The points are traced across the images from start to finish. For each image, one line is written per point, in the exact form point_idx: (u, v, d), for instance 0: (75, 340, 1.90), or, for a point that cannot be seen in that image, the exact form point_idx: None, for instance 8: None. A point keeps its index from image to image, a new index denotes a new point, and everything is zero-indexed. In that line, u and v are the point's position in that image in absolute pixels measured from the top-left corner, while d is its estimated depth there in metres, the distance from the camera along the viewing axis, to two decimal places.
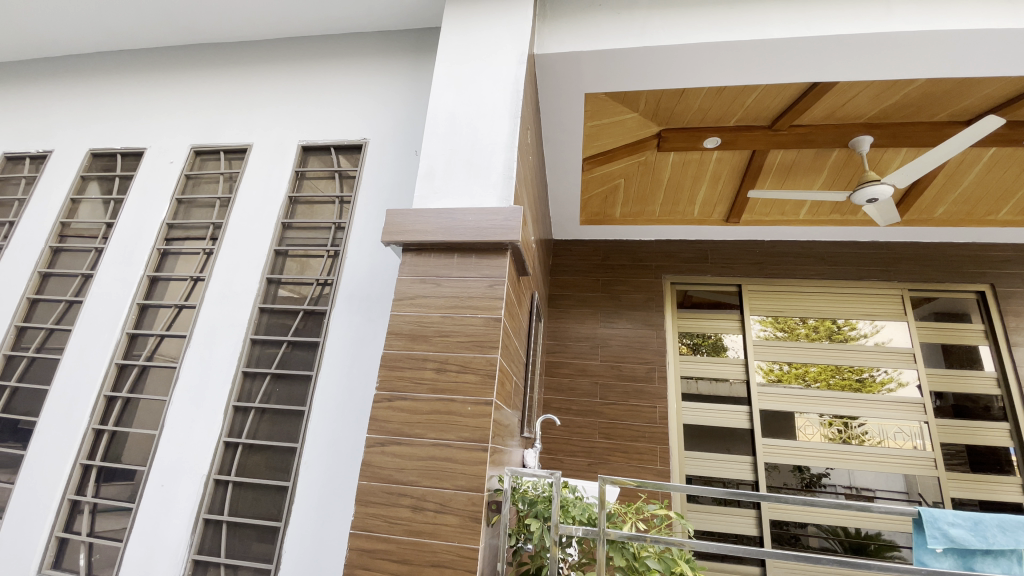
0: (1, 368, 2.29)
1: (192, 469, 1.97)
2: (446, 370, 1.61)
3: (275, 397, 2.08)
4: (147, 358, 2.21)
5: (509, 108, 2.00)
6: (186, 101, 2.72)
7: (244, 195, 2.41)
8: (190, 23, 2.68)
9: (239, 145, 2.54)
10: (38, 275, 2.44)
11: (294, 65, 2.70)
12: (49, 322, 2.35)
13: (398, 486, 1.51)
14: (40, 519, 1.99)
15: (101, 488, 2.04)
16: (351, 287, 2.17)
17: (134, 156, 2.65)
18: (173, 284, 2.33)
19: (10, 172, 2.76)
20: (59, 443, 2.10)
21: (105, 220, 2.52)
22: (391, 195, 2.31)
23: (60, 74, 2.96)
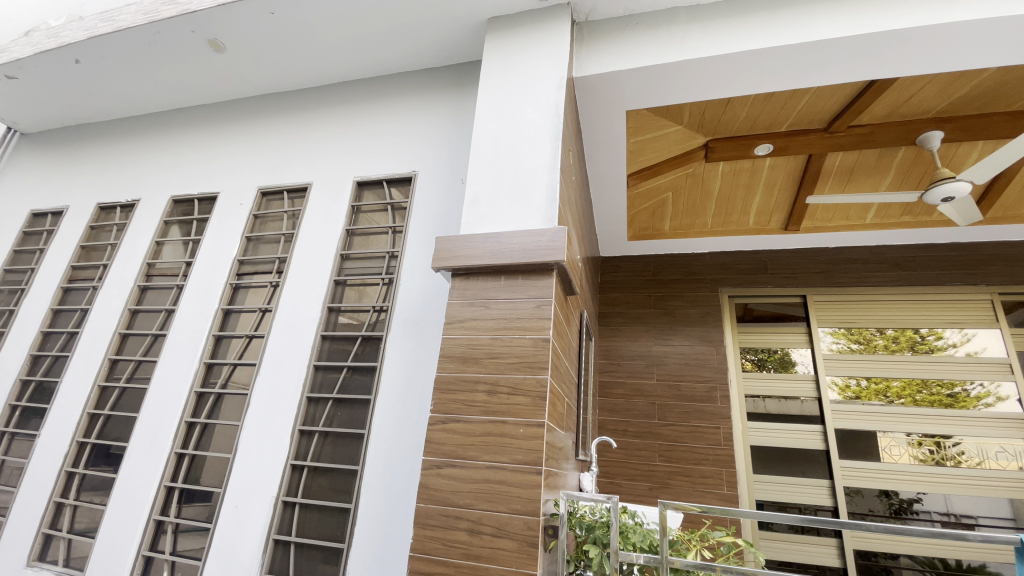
0: (96, 398, 2.52)
1: (263, 491, 2.07)
2: (497, 392, 1.62)
3: (337, 420, 2.17)
4: (222, 385, 2.37)
5: (550, 131, 2.03)
6: (253, 147, 2.96)
7: (306, 230, 2.57)
8: (255, 76, 2.93)
9: (301, 184, 2.73)
10: (128, 311, 2.69)
11: (348, 107, 2.88)
12: (138, 354, 2.58)
13: (455, 509, 1.52)
14: (128, 538, 2.14)
15: (183, 509, 2.19)
16: (405, 313, 2.25)
17: (209, 200, 2.90)
18: (244, 315, 2.51)
19: (104, 221, 3.09)
20: (146, 466, 2.27)
21: (185, 260, 2.76)
22: (439, 222, 2.39)
23: (146, 131, 3.31)
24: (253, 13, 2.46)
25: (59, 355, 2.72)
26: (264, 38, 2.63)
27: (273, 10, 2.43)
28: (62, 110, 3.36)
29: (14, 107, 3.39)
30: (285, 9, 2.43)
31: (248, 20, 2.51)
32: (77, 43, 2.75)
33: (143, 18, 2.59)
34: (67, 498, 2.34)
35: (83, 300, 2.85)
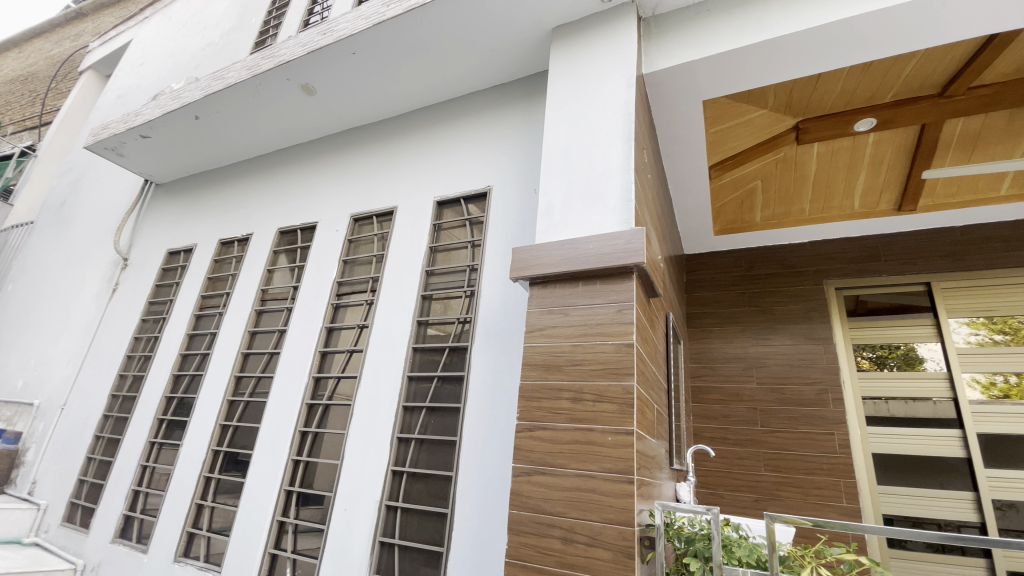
0: (226, 410, 2.86)
1: (368, 496, 2.22)
2: (582, 399, 1.61)
3: (431, 428, 2.27)
4: (329, 397, 2.59)
5: (621, 131, 1.99)
6: (344, 177, 3.22)
7: (394, 250, 2.74)
8: (342, 112, 3.19)
9: (387, 208, 2.91)
10: (248, 333, 3.03)
11: (426, 130, 3.04)
12: (258, 370, 2.89)
13: (547, 516, 1.52)
14: (257, 537, 2.39)
15: (300, 511, 2.40)
16: (488, 324, 2.31)
17: (310, 229, 3.20)
18: (345, 332, 2.72)
19: (225, 255, 3.52)
20: (268, 471, 2.53)
21: (293, 284, 3.06)
22: (515, 232, 2.43)
23: (255, 172, 3.72)
24: (337, 55, 2.70)
25: (195, 373, 3.12)
26: (348, 76, 2.86)
27: (354, 50, 2.65)
28: (189, 161, 3.89)
29: (154, 163, 3.99)
30: (364, 48, 2.63)
31: (333, 63, 2.76)
32: (198, 102, 3.17)
33: (248, 73, 2.93)
34: (206, 500, 2.66)
35: (212, 325, 3.26)
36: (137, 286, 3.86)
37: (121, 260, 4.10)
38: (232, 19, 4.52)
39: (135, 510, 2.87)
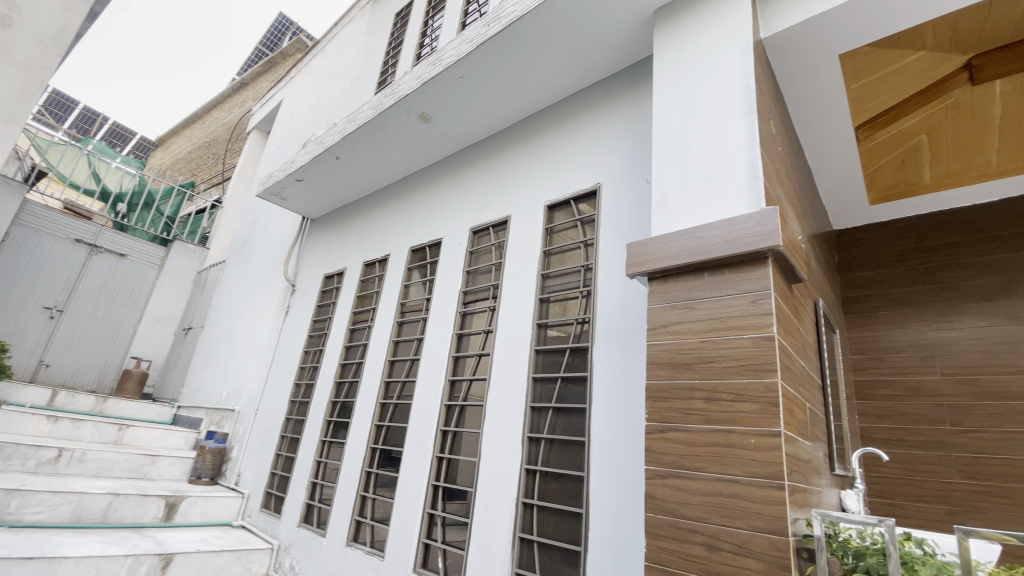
0: (380, 412, 3.21)
1: (505, 493, 2.32)
2: (717, 399, 1.51)
3: (559, 428, 2.31)
4: (464, 399, 2.76)
5: (742, 105, 1.84)
6: (463, 193, 3.43)
7: (512, 256, 2.84)
8: (456, 132, 3.41)
9: (501, 218, 3.04)
10: (392, 342, 3.38)
11: (533, 138, 3.12)
12: (403, 375, 3.20)
13: (687, 522, 1.45)
14: (411, 527, 2.63)
15: (447, 505, 2.60)
16: (608, 323, 2.27)
17: (435, 245, 3.47)
18: (473, 337, 2.89)
19: (369, 274, 3.97)
20: (416, 468, 2.78)
21: (426, 296, 3.33)
22: (629, 227, 2.36)
23: (387, 198, 4.14)
24: (447, 81, 2.89)
25: (352, 380, 3.55)
26: (458, 99, 3.05)
27: (461, 73, 2.82)
28: (334, 196, 4.46)
29: (309, 202, 4.65)
30: (470, 70, 2.79)
31: (444, 90, 2.97)
32: (337, 144, 3.63)
33: (374, 111, 3.28)
34: (368, 492, 3.00)
35: (363, 337, 3.69)
36: (303, 308, 4.52)
37: (290, 286, 4.83)
38: (358, 65, 5.10)
39: (314, 500, 3.34)
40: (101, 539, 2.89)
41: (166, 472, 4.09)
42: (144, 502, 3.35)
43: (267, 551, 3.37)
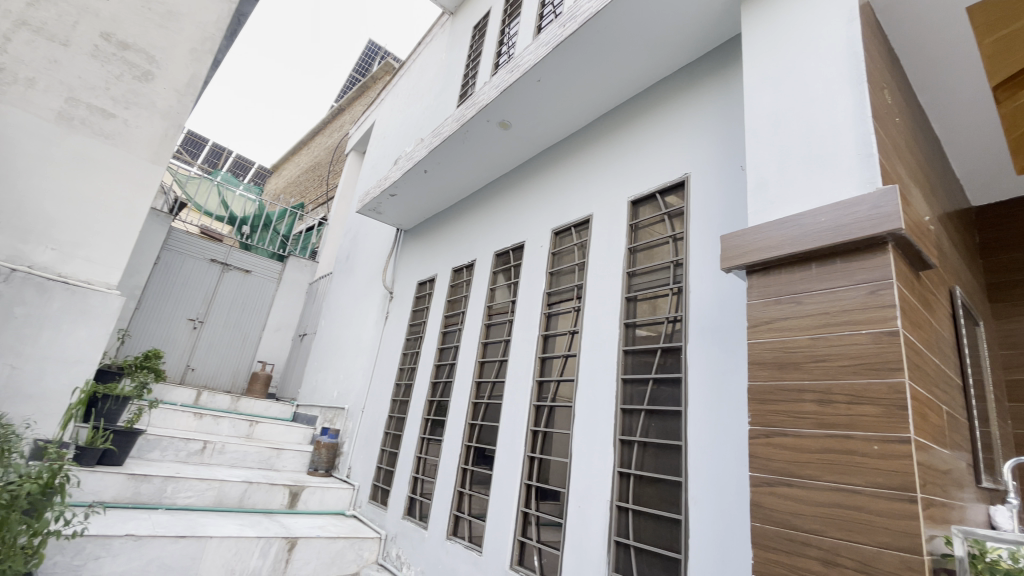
0: (472, 411, 3.32)
1: (599, 494, 2.30)
2: (831, 401, 1.39)
3: (653, 431, 2.24)
4: (552, 399, 2.78)
5: (847, 76, 1.68)
6: (544, 195, 3.46)
7: (595, 255, 2.81)
8: (536, 135, 3.46)
9: (584, 217, 3.02)
10: (481, 344, 3.49)
11: (614, 134, 3.07)
12: (492, 376, 3.29)
13: (800, 534, 1.34)
14: (506, 525, 2.69)
15: (541, 505, 2.63)
16: (702, 321, 2.17)
17: (519, 248, 3.53)
18: (559, 338, 2.90)
19: (458, 280, 4.14)
20: (508, 467, 2.84)
21: (511, 299, 3.40)
22: (721, 219, 2.24)
23: (472, 206, 4.29)
24: (525, 87, 2.94)
25: (446, 380, 3.72)
26: (537, 103, 3.09)
27: (538, 77, 2.86)
28: (423, 207, 4.71)
29: (400, 214, 4.95)
30: (548, 73, 2.82)
31: (523, 95, 3.02)
32: (424, 158, 3.83)
33: (456, 124, 3.42)
34: (465, 488, 3.12)
35: (455, 339, 3.85)
36: (400, 313, 4.81)
37: (388, 293, 5.18)
38: (441, 80, 5.34)
39: (416, 494, 3.54)
40: (238, 522, 3.30)
41: (289, 464, 4.57)
42: (273, 490, 3.77)
43: (376, 540, 3.62)
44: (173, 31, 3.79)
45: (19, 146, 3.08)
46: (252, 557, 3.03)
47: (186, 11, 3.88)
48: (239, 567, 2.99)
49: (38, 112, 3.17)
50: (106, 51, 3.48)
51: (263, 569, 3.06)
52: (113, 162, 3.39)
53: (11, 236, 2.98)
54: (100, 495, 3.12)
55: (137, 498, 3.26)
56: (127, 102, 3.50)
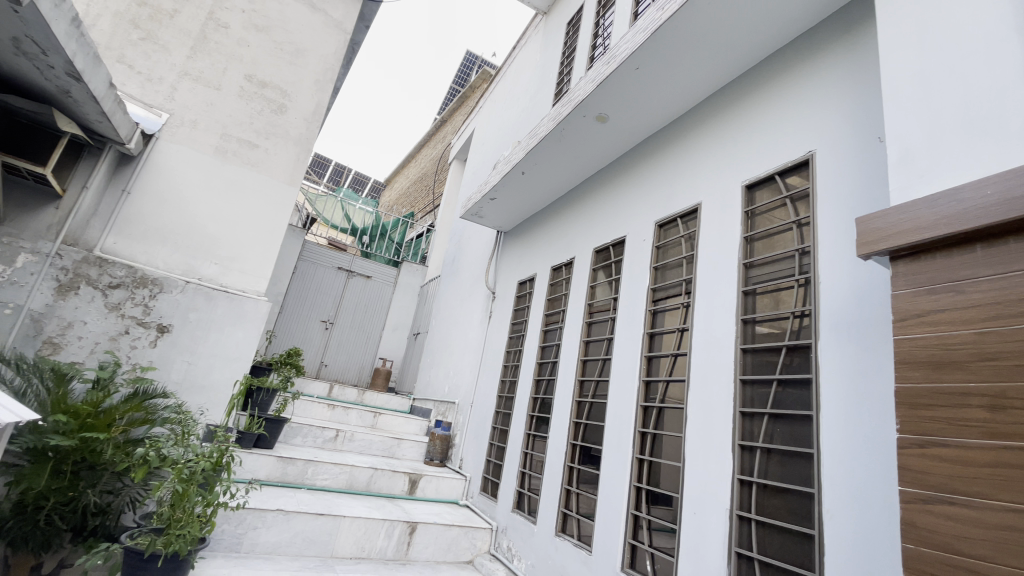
0: (577, 410, 3.31)
1: (716, 501, 2.16)
2: (1004, 407, 1.16)
3: (778, 437, 2.05)
4: (661, 400, 2.67)
5: (1019, 17, 1.39)
6: (645, 187, 3.34)
7: (704, 246, 2.65)
8: (636, 127, 3.35)
9: (691, 207, 2.86)
10: (583, 342, 3.47)
11: (722, 117, 2.87)
12: (596, 374, 3.24)
13: (965, 561, 1.14)
14: (616, 527, 2.64)
15: (652, 508, 2.54)
16: (835, 315, 1.95)
17: (620, 243, 3.44)
18: (667, 336, 2.77)
19: (557, 278, 4.15)
20: (616, 468, 2.78)
21: (613, 295, 3.33)
22: (855, 200, 1.99)
23: (570, 203, 4.27)
24: (623, 77, 2.87)
25: (549, 378, 3.74)
26: (635, 93, 3.00)
27: (637, 65, 2.77)
28: (522, 208, 4.79)
29: (500, 217, 5.08)
30: (646, 59, 2.72)
31: (621, 86, 2.95)
32: (521, 160, 3.89)
33: (552, 123, 3.43)
34: (572, 487, 3.12)
35: (556, 337, 3.86)
36: (503, 312, 4.94)
37: (491, 294, 5.35)
38: (536, 81, 5.40)
39: (524, 489, 3.61)
40: (366, 504, 3.64)
41: (408, 453, 4.92)
42: (394, 477, 4.09)
43: (488, 531, 3.75)
44: (300, 66, 4.28)
45: (188, 178, 3.67)
46: (379, 537, 3.33)
47: (309, 47, 4.35)
48: (368, 545, 3.30)
49: (200, 147, 3.75)
50: (249, 90, 4.03)
51: (388, 548, 3.34)
52: (257, 186, 3.91)
53: (186, 253, 3.59)
54: (256, 473, 3.63)
55: (284, 477, 3.74)
56: (267, 133, 4.02)
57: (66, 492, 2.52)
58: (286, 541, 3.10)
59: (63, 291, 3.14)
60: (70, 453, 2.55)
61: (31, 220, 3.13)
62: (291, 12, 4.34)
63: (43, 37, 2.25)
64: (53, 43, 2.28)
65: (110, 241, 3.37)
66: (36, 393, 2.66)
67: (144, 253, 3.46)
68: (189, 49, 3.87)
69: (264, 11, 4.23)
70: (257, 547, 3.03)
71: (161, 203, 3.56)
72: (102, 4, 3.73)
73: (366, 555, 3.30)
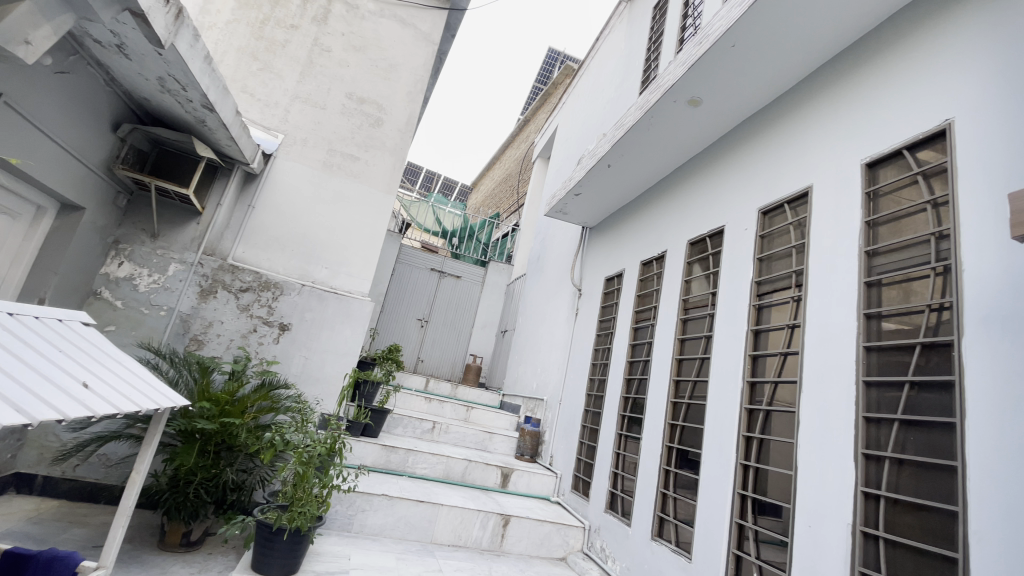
0: (673, 411, 3.16)
1: (835, 515, 1.96)
2: None
3: (912, 446, 1.81)
4: (769, 402, 2.47)
5: None
6: (744, 173, 3.11)
7: (817, 234, 2.41)
8: (733, 108, 3.13)
9: (800, 191, 2.62)
10: (678, 340, 3.31)
11: (834, 90, 2.59)
12: (693, 374, 3.08)
13: None
14: (719, 536, 2.49)
15: (759, 518, 2.36)
16: (983, 307, 1.67)
17: (718, 234, 3.24)
18: (774, 333, 2.56)
19: (648, 273, 4.01)
20: (718, 473, 2.62)
21: (711, 290, 3.15)
22: (1007, 171, 1.69)
23: (660, 195, 4.11)
24: (718, 56, 2.70)
25: (641, 377, 3.62)
26: (731, 72, 2.81)
27: (733, 42, 2.59)
28: (609, 203, 4.69)
29: (587, 213, 5.02)
30: (744, 35, 2.53)
31: (715, 67, 2.78)
32: (607, 153, 3.80)
33: (640, 112, 3.31)
34: (669, 490, 3.00)
35: (648, 335, 3.73)
36: (590, 309, 4.87)
37: (577, 291, 5.30)
38: (621, 71, 5.25)
39: (617, 490, 3.52)
40: (462, 495, 3.79)
41: (500, 447, 5.03)
42: (487, 470, 4.21)
43: (581, 529, 3.69)
44: (393, 80, 4.54)
45: (302, 192, 4.06)
46: (474, 527, 3.45)
47: (401, 61, 4.60)
48: (465, 534, 3.43)
49: (310, 162, 4.12)
50: (350, 107, 4.35)
51: (483, 539, 3.45)
52: (360, 195, 4.22)
53: (301, 259, 3.97)
54: (363, 460, 3.94)
55: (388, 465, 4.01)
56: (366, 145, 4.32)
57: (210, 469, 2.90)
58: (391, 524, 3.32)
59: (204, 294, 3.64)
60: (213, 436, 2.92)
61: (179, 235, 3.65)
62: (385, 29, 4.62)
63: (183, 75, 2.61)
64: (191, 79, 2.63)
65: (241, 251, 3.82)
66: (186, 382, 3.09)
67: (267, 260, 3.89)
68: (298, 74, 4.27)
69: (361, 32, 4.54)
70: (365, 528, 3.28)
71: (280, 216, 3.97)
72: (229, 42, 4.23)
73: (463, 543, 3.43)
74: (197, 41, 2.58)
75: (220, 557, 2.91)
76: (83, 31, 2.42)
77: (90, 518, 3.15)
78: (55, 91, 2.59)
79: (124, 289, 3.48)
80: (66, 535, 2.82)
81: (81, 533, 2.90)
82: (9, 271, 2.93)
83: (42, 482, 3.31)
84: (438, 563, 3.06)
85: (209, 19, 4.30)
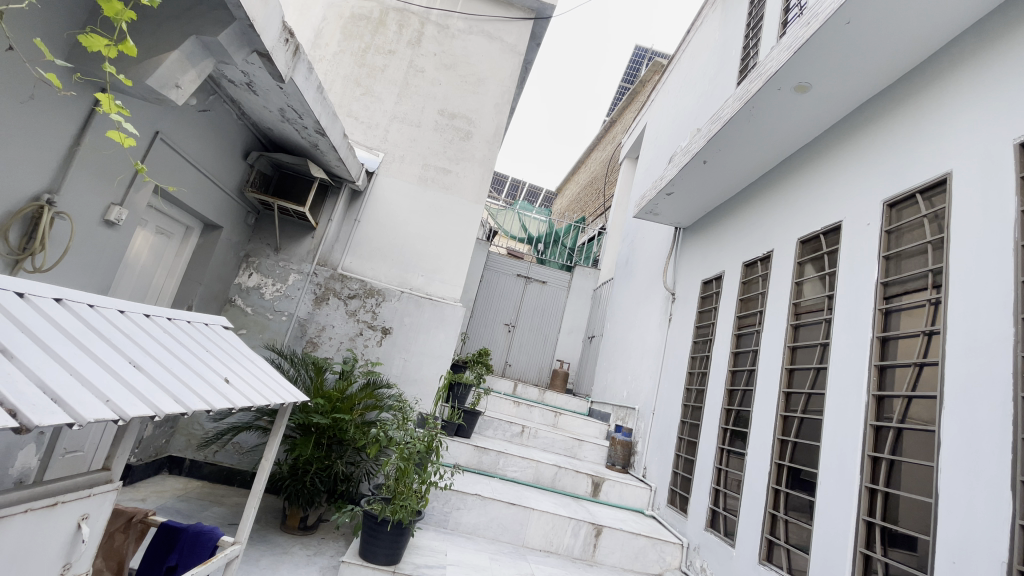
0: (783, 426, 2.91)
1: (986, 553, 1.68)
2: None
3: None
4: (901, 419, 2.18)
5: None
6: (865, 162, 2.80)
7: (958, 228, 2.11)
8: (849, 91, 2.84)
9: (936, 178, 2.30)
10: (788, 348, 3.05)
11: (974, 61, 2.24)
12: (807, 386, 2.81)
13: None
14: (842, 564, 2.24)
15: (889, 550, 2.09)
16: None
17: (834, 231, 2.95)
18: (906, 341, 2.26)
19: (751, 275, 3.76)
20: (839, 496, 2.36)
21: (826, 293, 2.87)
22: None
23: (763, 191, 3.83)
24: (829, 36, 2.47)
25: (745, 388, 3.38)
26: (845, 52, 2.55)
27: (848, 18, 2.35)
28: (704, 202, 4.46)
29: (680, 213, 4.81)
30: (860, 10, 2.30)
31: (826, 47, 2.54)
32: (702, 149, 3.62)
33: (739, 103, 3.12)
34: (779, 512, 2.75)
35: (753, 342, 3.48)
36: (686, 314, 4.65)
37: (670, 295, 5.09)
38: (715, 63, 4.99)
39: (719, 507, 3.29)
40: (553, 501, 3.79)
41: (590, 455, 4.96)
42: (578, 477, 4.19)
43: (679, 546, 3.49)
44: (482, 93, 4.69)
45: (400, 205, 4.33)
46: (566, 534, 3.43)
47: (489, 74, 4.75)
48: (556, 540, 3.42)
49: (407, 177, 4.39)
50: (442, 123, 4.57)
51: (575, 547, 3.42)
52: (452, 206, 4.41)
53: (400, 268, 4.22)
54: (458, 459, 4.09)
55: (481, 465, 4.14)
56: (457, 159, 4.51)
57: (323, 460, 3.18)
58: (484, 524, 3.41)
59: (318, 300, 4.02)
60: (325, 430, 3.20)
61: (297, 248, 4.07)
62: (474, 45, 4.79)
63: (299, 104, 2.91)
64: (305, 108, 2.92)
65: (349, 261, 4.17)
66: (304, 380, 3.42)
67: (371, 269, 4.18)
68: (396, 96, 4.58)
69: (452, 50, 4.76)
70: (460, 526, 3.39)
71: (382, 228, 4.26)
72: (336, 71, 4.64)
73: (555, 550, 3.42)
74: (311, 73, 2.86)
75: (332, 542, 3.17)
76: (220, 73, 2.79)
77: (226, 499, 3.59)
78: (200, 127, 3.01)
79: (253, 297, 3.97)
80: (207, 513, 3.24)
81: (218, 512, 3.31)
82: (166, 282, 3.45)
83: (189, 465, 3.84)
84: (531, 566, 3.08)
85: (319, 53, 4.75)
